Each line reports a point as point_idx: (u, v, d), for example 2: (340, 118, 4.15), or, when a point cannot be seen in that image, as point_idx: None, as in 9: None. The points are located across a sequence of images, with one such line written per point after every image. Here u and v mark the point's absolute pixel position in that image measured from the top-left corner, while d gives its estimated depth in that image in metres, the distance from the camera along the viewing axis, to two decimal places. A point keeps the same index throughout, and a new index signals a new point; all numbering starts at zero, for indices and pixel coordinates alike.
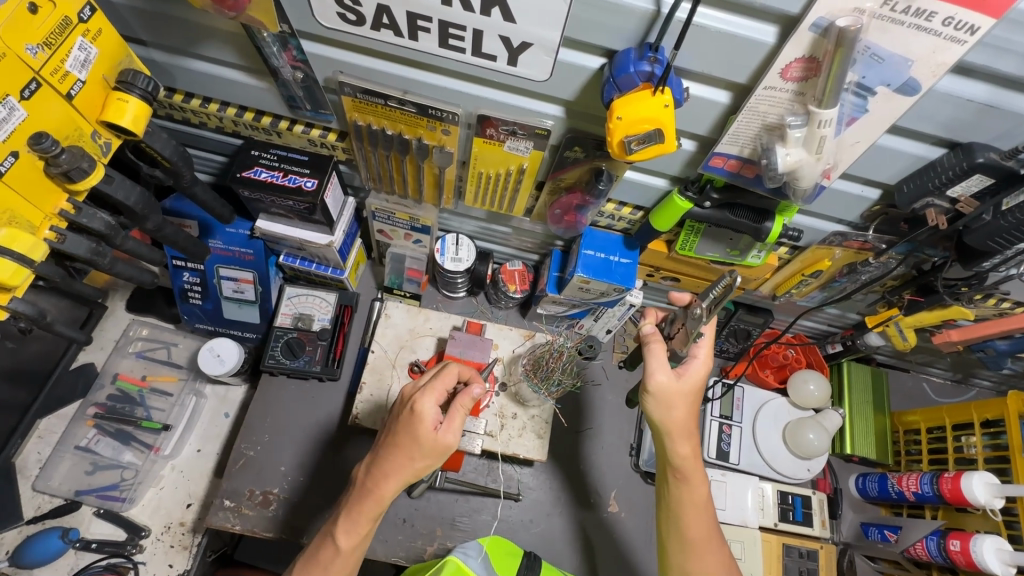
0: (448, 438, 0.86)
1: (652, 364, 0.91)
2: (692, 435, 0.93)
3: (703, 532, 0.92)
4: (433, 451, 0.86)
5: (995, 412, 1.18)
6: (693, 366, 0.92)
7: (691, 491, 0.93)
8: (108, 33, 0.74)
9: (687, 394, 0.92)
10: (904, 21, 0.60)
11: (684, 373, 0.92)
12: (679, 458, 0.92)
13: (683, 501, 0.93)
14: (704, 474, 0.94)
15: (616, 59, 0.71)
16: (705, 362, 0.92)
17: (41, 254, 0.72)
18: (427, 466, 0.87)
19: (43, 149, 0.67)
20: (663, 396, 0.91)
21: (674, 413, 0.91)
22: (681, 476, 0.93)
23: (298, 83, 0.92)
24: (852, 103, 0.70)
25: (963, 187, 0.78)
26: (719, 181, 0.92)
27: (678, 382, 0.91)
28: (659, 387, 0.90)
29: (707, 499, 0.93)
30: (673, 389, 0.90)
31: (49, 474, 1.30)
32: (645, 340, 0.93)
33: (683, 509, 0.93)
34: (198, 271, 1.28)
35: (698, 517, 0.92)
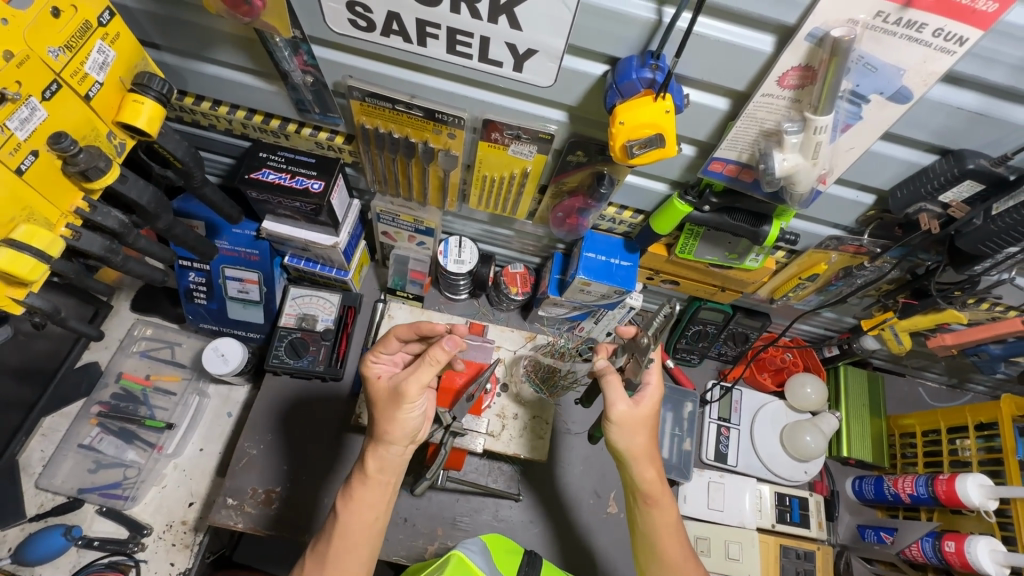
0: (407, 385, 0.85)
1: (611, 396, 0.91)
2: (655, 457, 0.95)
3: (678, 554, 0.94)
4: (389, 401, 0.87)
5: (989, 415, 1.20)
6: (648, 392, 0.93)
7: (661, 515, 0.95)
8: (126, 37, 0.76)
9: (646, 418, 0.93)
10: (896, 32, 0.63)
11: (641, 399, 0.93)
12: (646, 483, 0.94)
13: (656, 526, 0.94)
14: (671, 497, 0.95)
15: (618, 66, 0.73)
16: (657, 386, 0.94)
17: (58, 250, 0.74)
18: (392, 422, 0.86)
19: (62, 148, 0.69)
20: (625, 424, 0.91)
21: (636, 438, 0.93)
22: (651, 500, 0.94)
23: (307, 87, 0.94)
24: (846, 110, 0.72)
25: (955, 191, 0.81)
26: (719, 186, 0.94)
27: (636, 411, 0.92)
28: (621, 416, 0.91)
29: (675, 520, 0.95)
30: (633, 417, 0.91)
31: (53, 472, 1.31)
32: (600, 373, 0.93)
33: (657, 533, 0.95)
34: (203, 271, 1.29)
35: (674, 543, 0.94)
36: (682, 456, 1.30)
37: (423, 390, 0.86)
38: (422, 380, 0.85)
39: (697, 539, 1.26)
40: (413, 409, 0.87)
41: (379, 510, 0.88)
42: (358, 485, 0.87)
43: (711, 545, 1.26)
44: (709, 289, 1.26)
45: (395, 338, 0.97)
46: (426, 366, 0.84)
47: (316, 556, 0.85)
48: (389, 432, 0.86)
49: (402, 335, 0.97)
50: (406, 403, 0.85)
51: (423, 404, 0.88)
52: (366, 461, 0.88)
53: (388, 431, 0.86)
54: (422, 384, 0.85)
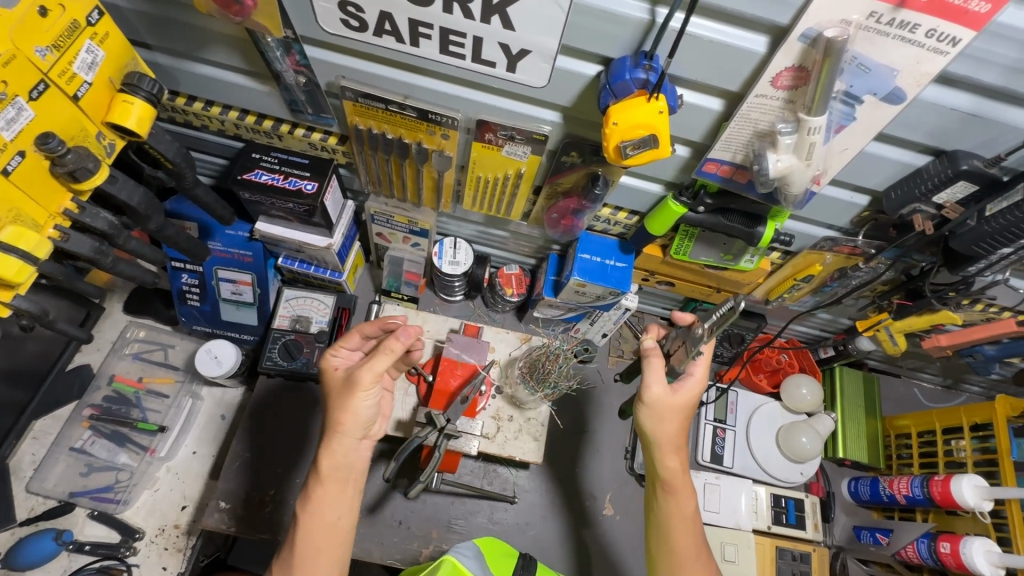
0: (360, 374, 0.86)
1: (649, 376, 0.95)
2: (681, 450, 0.96)
3: (690, 544, 0.93)
4: (343, 392, 0.88)
5: (983, 416, 1.20)
6: (688, 382, 0.95)
7: (679, 505, 0.95)
8: (115, 36, 0.75)
9: (684, 407, 0.95)
10: (889, 33, 0.62)
11: (679, 387, 0.95)
12: (667, 471, 0.95)
13: (672, 515, 0.94)
14: (691, 489, 0.96)
15: (611, 67, 0.73)
16: (700, 379, 0.95)
17: (45, 252, 0.73)
18: (345, 411, 0.87)
19: (49, 148, 0.68)
20: (655, 408, 0.94)
21: (665, 425, 0.94)
22: (669, 488, 0.95)
23: (300, 87, 0.93)
24: (840, 111, 0.72)
25: (949, 193, 0.81)
26: (713, 187, 0.94)
27: (673, 397, 0.94)
28: (654, 398, 0.94)
29: (694, 513, 0.95)
30: (666, 402, 0.94)
31: (44, 476, 1.30)
32: (644, 354, 0.97)
33: (673, 521, 0.94)
34: (197, 273, 1.28)
35: (687, 533, 0.93)
36: None
37: (377, 379, 0.88)
38: (376, 369, 0.87)
39: None
40: (366, 398, 0.88)
41: (341, 510, 0.87)
42: (314, 487, 0.86)
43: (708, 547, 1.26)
44: (704, 290, 1.26)
45: (358, 334, 0.98)
46: (381, 356, 0.86)
47: (281, 563, 0.83)
48: (343, 423, 0.87)
49: (366, 332, 0.99)
50: (357, 391, 0.86)
51: (377, 395, 0.90)
52: (320, 462, 0.87)
53: (341, 421, 0.87)
54: (375, 373, 0.87)
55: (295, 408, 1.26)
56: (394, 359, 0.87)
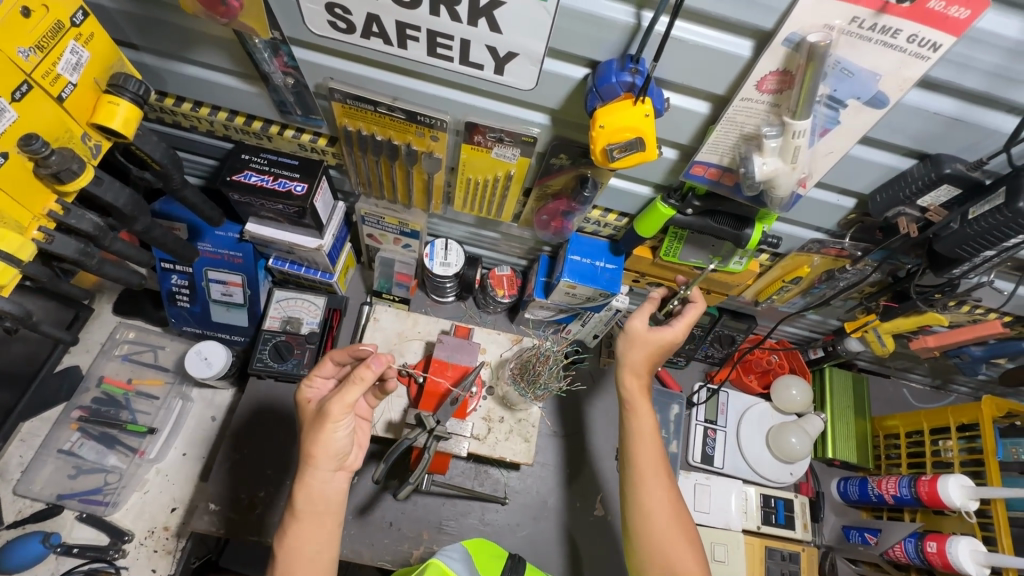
0: (329, 406, 0.84)
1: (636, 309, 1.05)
2: (643, 376, 1.04)
3: (652, 458, 0.99)
4: (316, 426, 0.85)
5: (970, 417, 1.21)
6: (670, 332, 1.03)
7: (639, 423, 1.02)
8: (101, 37, 0.75)
9: (656, 344, 1.03)
10: (872, 37, 0.63)
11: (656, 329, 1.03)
12: (628, 391, 1.04)
13: (635, 430, 1.02)
14: (650, 407, 1.04)
15: (597, 70, 0.73)
16: (677, 333, 1.03)
17: (29, 254, 0.73)
18: (316, 443, 0.85)
19: (33, 150, 0.68)
20: (628, 336, 1.04)
21: (633, 352, 1.04)
22: (631, 406, 1.03)
23: (289, 89, 0.93)
24: (824, 114, 0.72)
25: (933, 196, 0.82)
26: (701, 189, 0.94)
27: (647, 330, 1.03)
28: (630, 329, 1.03)
29: (653, 429, 1.02)
30: (641, 334, 1.03)
31: (32, 478, 1.29)
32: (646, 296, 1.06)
33: (637, 438, 1.01)
34: (186, 274, 1.28)
35: (648, 448, 1.00)
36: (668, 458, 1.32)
37: (348, 409, 0.85)
38: (345, 400, 0.84)
39: None
40: (337, 429, 0.85)
41: (320, 539, 0.85)
42: (290, 523, 0.85)
43: None
44: None
45: (330, 361, 0.96)
46: (351, 385, 0.83)
47: None
48: (315, 456, 0.85)
49: (338, 359, 0.96)
50: (327, 423, 0.84)
51: (349, 425, 0.87)
52: (295, 498, 0.86)
53: (312, 454, 0.85)
54: (345, 403, 0.84)
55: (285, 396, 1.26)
56: (365, 387, 0.84)
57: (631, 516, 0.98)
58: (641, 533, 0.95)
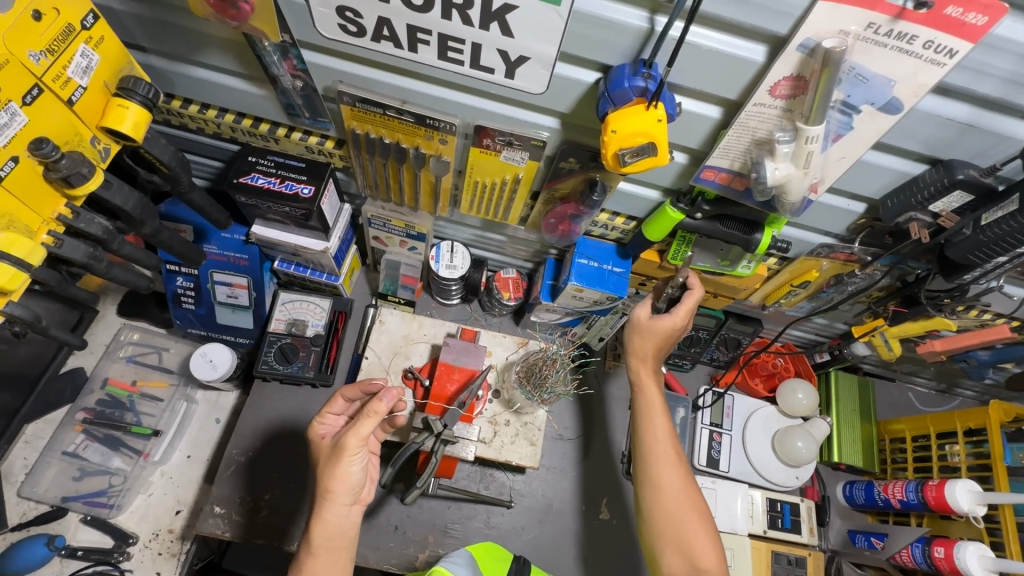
0: (346, 439, 0.85)
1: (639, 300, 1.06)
2: (651, 362, 1.05)
3: (659, 434, 1.00)
4: (333, 461, 0.86)
5: (977, 421, 1.21)
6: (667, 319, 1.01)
7: (648, 400, 1.04)
8: (110, 40, 0.75)
9: (658, 331, 1.02)
10: (887, 43, 0.63)
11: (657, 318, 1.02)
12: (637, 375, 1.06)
13: (644, 410, 1.03)
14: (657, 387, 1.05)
15: (610, 74, 0.73)
16: (677, 318, 1.00)
17: (39, 258, 0.72)
18: (334, 477, 0.85)
19: (44, 154, 0.67)
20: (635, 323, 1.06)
21: (640, 341, 1.04)
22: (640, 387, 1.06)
23: (298, 91, 0.93)
24: (837, 120, 0.72)
25: (945, 202, 0.81)
26: (711, 194, 0.94)
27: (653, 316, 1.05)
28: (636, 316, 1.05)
29: (660, 407, 1.03)
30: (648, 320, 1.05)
31: (35, 481, 1.28)
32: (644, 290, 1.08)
33: (644, 416, 1.03)
34: (191, 275, 1.27)
35: (656, 427, 1.01)
36: None
37: (363, 443, 0.86)
38: (361, 433, 0.85)
39: None
40: (354, 462, 0.86)
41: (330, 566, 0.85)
42: (305, 558, 0.85)
43: None
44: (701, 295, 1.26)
45: (341, 398, 0.97)
46: (365, 419, 0.84)
47: None
48: (332, 489, 0.85)
49: (349, 395, 0.98)
50: (343, 458, 0.85)
51: (364, 459, 0.88)
52: (311, 534, 0.85)
53: (330, 489, 0.85)
54: (361, 436, 0.85)
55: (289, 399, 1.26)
56: (378, 421, 0.85)
57: (642, 493, 0.99)
58: (654, 509, 0.96)
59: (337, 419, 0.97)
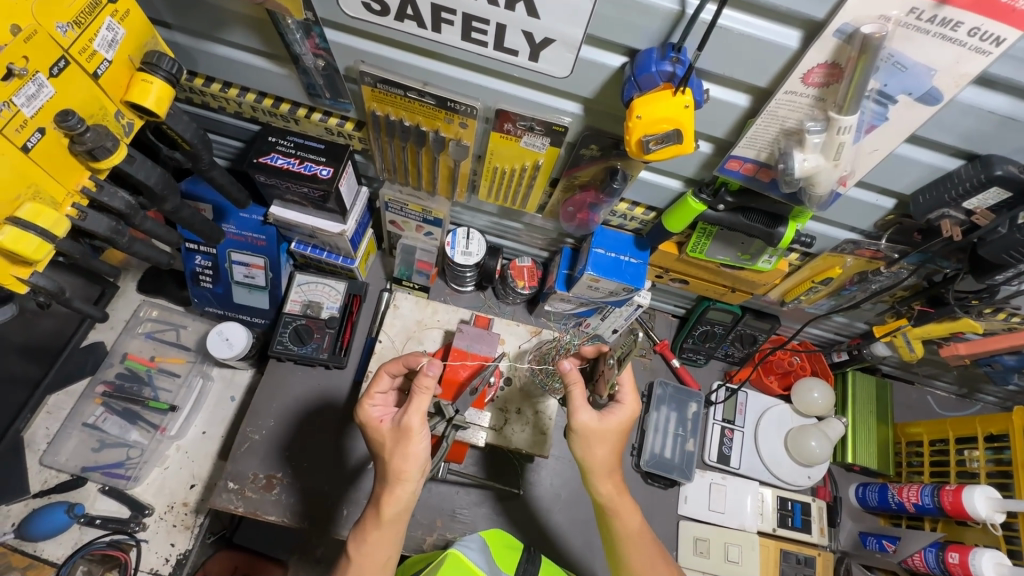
0: (409, 419, 0.86)
1: (575, 403, 0.91)
2: (615, 473, 0.94)
3: (644, 561, 0.93)
4: (404, 439, 0.87)
5: (1000, 427, 1.19)
6: (620, 410, 0.93)
7: (625, 522, 0.94)
8: (135, 14, 0.75)
9: (614, 435, 0.92)
10: (930, 30, 0.60)
11: (608, 414, 0.92)
12: (605, 496, 0.94)
13: (623, 536, 0.94)
14: (633, 504, 0.95)
15: (637, 58, 0.71)
16: (630, 408, 0.94)
17: (63, 230, 0.73)
18: (406, 458, 0.86)
19: (69, 126, 0.68)
20: (586, 434, 0.91)
21: (596, 450, 0.92)
22: (613, 512, 0.94)
23: (319, 71, 0.92)
24: (872, 111, 0.70)
25: (980, 199, 0.78)
26: (734, 184, 0.92)
27: (602, 422, 0.91)
28: (584, 426, 0.91)
29: (641, 529, 0.94)
30: (597, 427, 0.91)
31: (57, 450, 1.32)
32: (567, 381, 0.90)
33: (625, 543, 0.94)
34: (210, 255, 1.28)
35: (640, 551, 0.94)
36: (684, 456, 1.32)
37: (425, 420, 0.88)
38: (422, 408, 0.87)
39: (697, 540, 1.27)
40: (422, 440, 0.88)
41: (387, 549, 0.87)
42: (370, 532, 0.86)
43: (712, 546, 1.27)
44: (718, 289, 1.24)
45: (386, 375, 0.96)
46: (419, 396, 0.86)
47: None
48: (405, 471, 0.86)
49: (393, 372, 0.97)
50: (413, 436, 0.86)
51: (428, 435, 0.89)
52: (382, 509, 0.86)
53: (402, 469, 0.86)
54: (422, 413, 0.87)
55: (305, 382, 1.28)
56: (432, 394, 0.87)
57: None
58: None
59: (384, 399, 0.97)
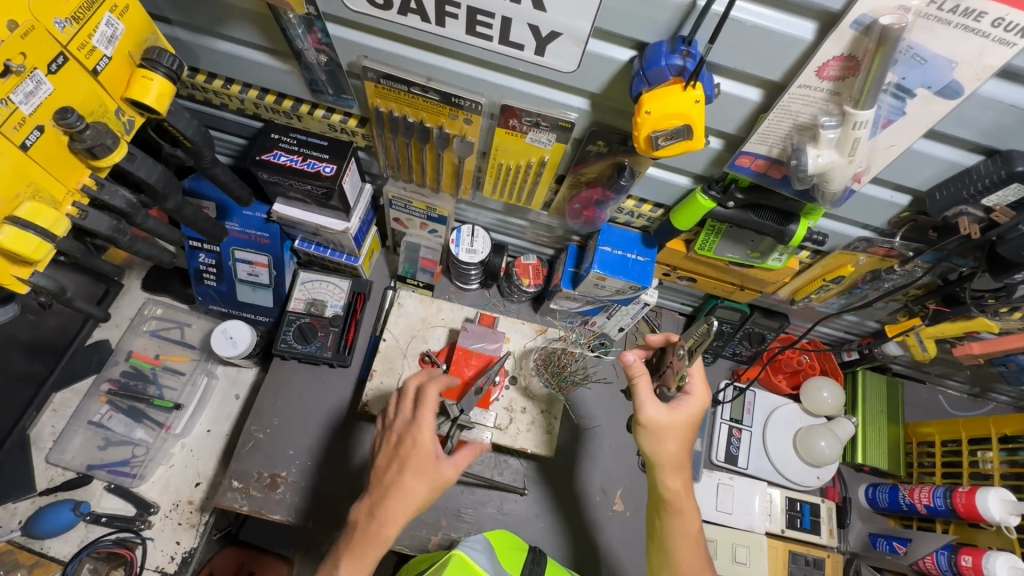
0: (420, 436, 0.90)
1: (642, 396, 0.89)
2: (684, 468, 0.91)
3: (691, 562, 0.91)
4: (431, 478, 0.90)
5: (1015, 428, 1.17)
6: (688, 401, 0.90)
7: (683, 521, 0.92)
8: (135, 10, 0.74)
9: (683, 430, 0.90)
10: (951, 21, 0.58)
11: (677, 407, 0.90)
12: (671, 491, 0.91)
13: (677, 535, 0.92)
14: (696, 505, 0.93)
15: (646, 52, 0.69)
16: (699, 399, 0.90)
17: (63, 229, 0.72)
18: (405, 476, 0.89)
19: (68, 123, 0.67)
20: (654, 430, 0.89)
21: (666, 445, 0.89)
22: (674, 509, 0.92)
23: (322, 67, 0.91)
24: (889, 105, 0.68)
25: (1000, 195, 0.76)
26: (745, 181, 0.90)
27: (670, 416, 0.89)
28: (650, 421, 0.89)
29: (698, 533, 0.92)
30: (666, 422, 0.89)
31: (63, 447, 1.32)
32: (631, 373, 0.89)
33: (677, 543, 0.92)
34: (214, 253, 1.28)
35: (691, 553, 0.92)
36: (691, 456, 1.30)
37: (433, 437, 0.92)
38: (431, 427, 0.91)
39: (704, 541, 1.25)
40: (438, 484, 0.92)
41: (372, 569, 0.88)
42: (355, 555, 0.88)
43: (719, 547, 1.25)
44: (726, 287, 1.22)
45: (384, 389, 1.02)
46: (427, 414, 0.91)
47: None
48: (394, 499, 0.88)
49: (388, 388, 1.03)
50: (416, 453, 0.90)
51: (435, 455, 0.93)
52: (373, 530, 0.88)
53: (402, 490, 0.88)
54: (457, 466, 0.93)
55: (309, 382, 1.27)
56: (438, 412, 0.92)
57: None
58: None
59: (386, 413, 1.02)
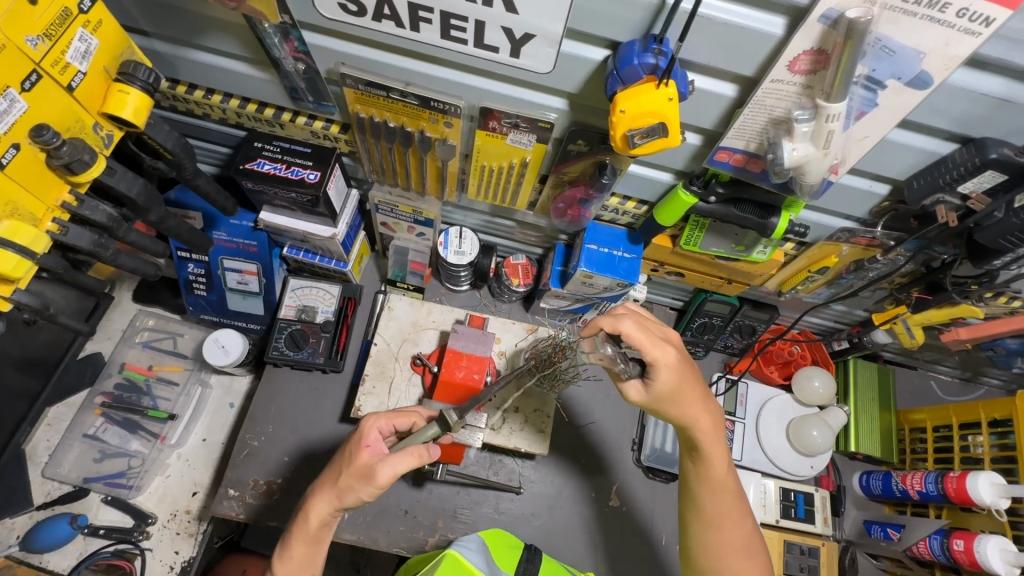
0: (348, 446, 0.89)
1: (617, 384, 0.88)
2: (710, 406, 0.87)
3: (724, 505, 0.90)
4: (357, 471, 0.84)
5: (1003, 412, 1.17)
6: (659, 372, 0.82)
7: (713, 469, 0.89)
8: (109, 24, 0.74)
9: (681, 385, 0.83)
10: (917, 12, 0.58)
11: (650, 382, 0.84)
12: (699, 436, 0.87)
13: (705, 478, 0.89)
14: (724, 448, 0.89)
15: (619, 50, 0.70)
16: (665, 364, 0.81)
17: (43, 246, 0.72)
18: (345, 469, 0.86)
19: (44, 140, 0.67)
20: (665, 393, 0.84)
21: (685, 400, 0.85)
22: (700, 453, 0.89)
23: (300, 74, 0.91)
24: (861, 96, 0.68)
25: (975, 182, 0.76)
26: (725, 175, 0.90)
27: (649, 392, 0.85)
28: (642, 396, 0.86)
29: (727, 473, 0.89)
30: (659, 391, 0.84)
31: (59, 462, 1.32)
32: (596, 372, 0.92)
33: (707, 486, 0.90)
34: (203, 262, 1.28)
35: (717, 494, 0.90)
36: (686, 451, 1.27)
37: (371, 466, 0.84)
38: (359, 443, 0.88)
39: None
40: (380, 492, 0.83)
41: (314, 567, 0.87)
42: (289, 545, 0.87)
43: None
44: (715, 281, 1.23)
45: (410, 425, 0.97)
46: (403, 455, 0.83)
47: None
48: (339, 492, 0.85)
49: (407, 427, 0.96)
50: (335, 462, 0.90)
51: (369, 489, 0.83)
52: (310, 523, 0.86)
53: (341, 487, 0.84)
54: (396, 473, 0.83)
55: (302, 389, 1.27)
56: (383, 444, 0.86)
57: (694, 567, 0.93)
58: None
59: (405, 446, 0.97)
